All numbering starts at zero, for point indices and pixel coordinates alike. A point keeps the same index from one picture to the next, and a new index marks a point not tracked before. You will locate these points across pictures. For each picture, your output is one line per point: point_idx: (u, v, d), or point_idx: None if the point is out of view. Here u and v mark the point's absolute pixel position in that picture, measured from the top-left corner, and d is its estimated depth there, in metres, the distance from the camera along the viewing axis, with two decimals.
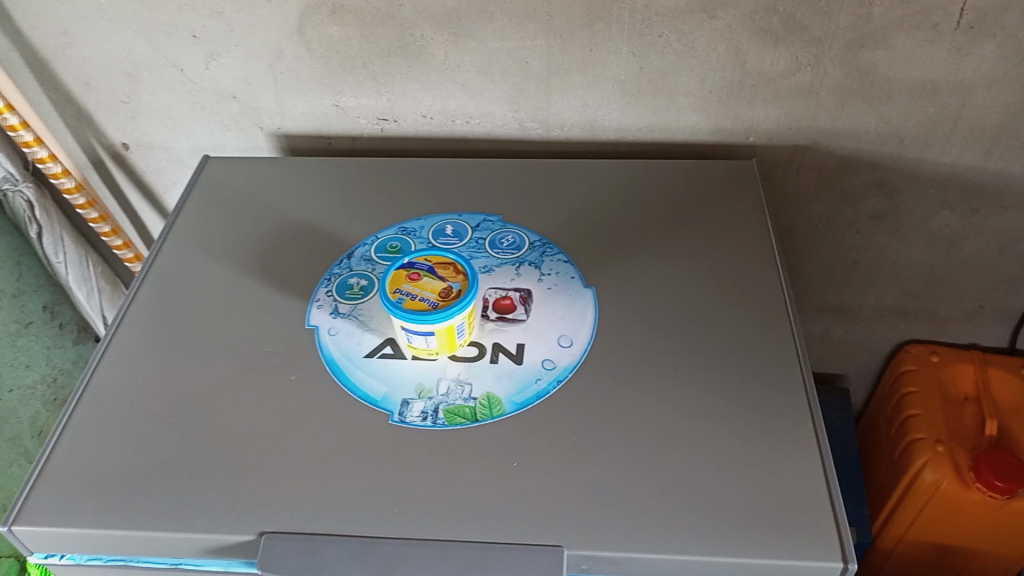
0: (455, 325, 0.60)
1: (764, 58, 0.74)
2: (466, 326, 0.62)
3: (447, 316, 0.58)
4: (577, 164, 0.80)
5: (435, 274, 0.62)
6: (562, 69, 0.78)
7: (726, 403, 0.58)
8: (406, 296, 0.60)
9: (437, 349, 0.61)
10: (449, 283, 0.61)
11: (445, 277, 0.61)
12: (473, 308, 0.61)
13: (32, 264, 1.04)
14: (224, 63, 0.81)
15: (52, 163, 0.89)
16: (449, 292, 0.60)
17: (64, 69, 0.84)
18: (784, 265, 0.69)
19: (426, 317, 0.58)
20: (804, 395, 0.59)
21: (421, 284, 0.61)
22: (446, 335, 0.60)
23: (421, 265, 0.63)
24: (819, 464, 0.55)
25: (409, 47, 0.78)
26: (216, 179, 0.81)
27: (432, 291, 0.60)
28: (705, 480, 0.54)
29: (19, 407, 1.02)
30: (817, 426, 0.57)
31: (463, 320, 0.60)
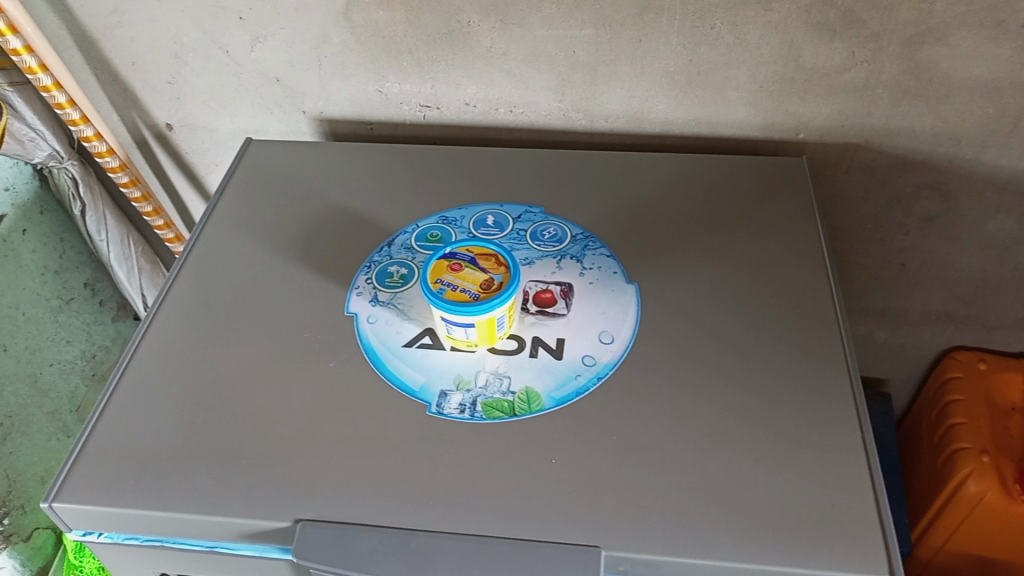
0: (496, 319, 0.59)
1: (819, 53, 0.72)
2: (507, 319, 0.61)
3: (489, 309, 0.58)
4: (623, 157, 0.79)
5: (476, 265, 0.61)
6: (610, 60, 0.76)
7: (770, 407, 0.57)
8: (447, 287, 0.59)
9: (477, 342, 0.61)
10: (491, 275, 0.60)
11: (487, 269, 0.61)
12: (515, 302, 0.60)
13: (75, 241, 1.05)
14: (269, 46, 0.81)
15: (97, 142, 0.89)
16: (490, 284, 0.59)
17: (112, 48, 0.84)
18: (834, 265, 0.67)
19: (468, 309, 0.58)
20: (852, 400, 0.57)
21: (462, 275, 0.60)
22: (486, 328, 0.60)
23: (463, 256, 0.62)
24: (867, 473, 0.53)
25: (454, 34, 0.77)
26: (258, 162, 0.81)
27: (473, 282, 0.60)
28: (749, 485, 0.53)
29: (59, 381, 1.04)
30: (865, 434, 0.55)
31: (503, 312, 0.59)
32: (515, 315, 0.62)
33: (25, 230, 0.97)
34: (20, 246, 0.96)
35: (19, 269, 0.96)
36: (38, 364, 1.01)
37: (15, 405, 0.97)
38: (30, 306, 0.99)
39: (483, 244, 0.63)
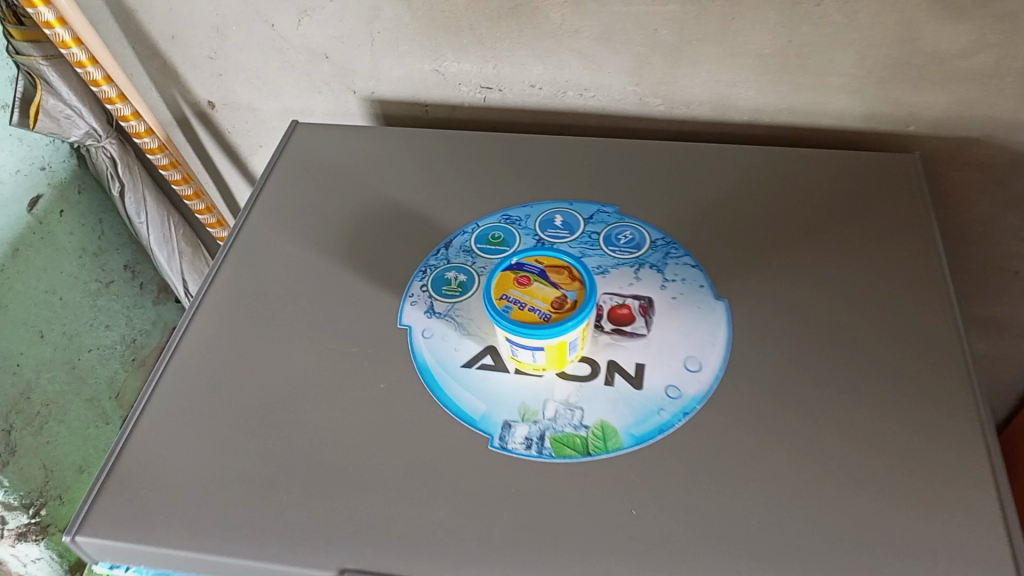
0: (568, 342, 0.52)
1: (941, 35, 0.63)
2: (579, 341, 0.54)
3: (560, 332, 0.51)
4: (707, 149, 0.70)
5: (547, 279, 0.54)
6: (695, 40, 0.68)
7: (886, 458, 0.49)
8: (513, 304, 0.52)
9: (544, 365, 0.54)
10: (563, 291, 0.53)
11: (558, 285, 0.53)
12: (590, 323, 0.53)
13: (114, 222, 1.00)
14: (317, 20, 0.74)
15: (135, 121, 0.83)
16: (562, 303, 0.52)
17: (150, 20, 0.77)
18: (955, 288, 0.59)
19: (535, 331, 0.51)
20: (985, 456, 0.49)
21: (530, 291, 0.53)
22: (556, 351, 0.53)
23: (531, 268, 0.55)
24: (1006, 548, 0.45)
25: (521, 9, 0.68)
26: (304, 147, 0.74)
27: (543, 299, 0.53)
28: (865, 553, 0.45)
29: (98, 367, 1.00)
30: (1002, 498, 0.47)
31: (577, 335, 0.52)
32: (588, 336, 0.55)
33: (61, 211, 0.92)
34: (55, 227, 0.91)
35: (54, 252, 0.92)
36: (77, 350, 0.97)
37: (52, 393, 0.93)
38: (67, 290, 0.94)
39: (555, 255, 0.55)
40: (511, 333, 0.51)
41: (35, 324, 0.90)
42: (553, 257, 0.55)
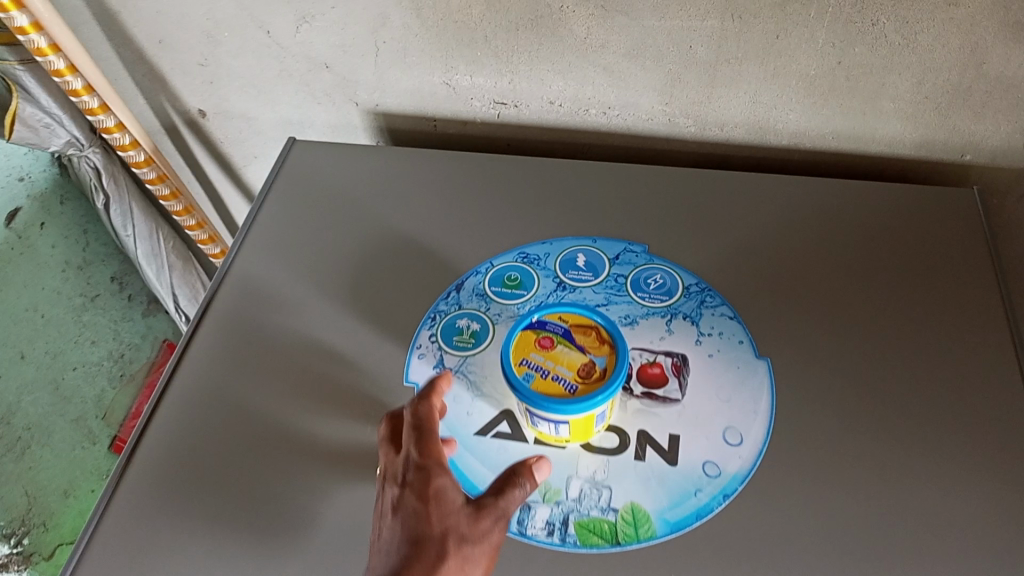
0: (594, 415, 0.47)
1: (1011, 60, 0.56)
2: (607, 412, 0.48)
3: (585, 407, 0.45)
4: (745, 179, 0.65)
5: (572, 341, 0.48)
6: (734, 58, 0.61)
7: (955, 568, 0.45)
8: (534, 371, 0.47)
9: (567, 438, 0.48)
10: (591, 357, 0.47)
11: (584, 349, 0.48)
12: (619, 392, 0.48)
13: (99, 232, 0.95)
14: (317, 27, 0.67)
15: (120, 134, 0.78)
16: (589, 371, 0.47)
17: (135, 23, 0.70)
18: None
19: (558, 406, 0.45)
20: None
21: (553, 354, 0.47)
22: (580, 425, 0.47)
23: (554, 326, 0.49)
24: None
25: (542, 21, 0.62)
26: (302, 167, 0.68)
27: (568, 366, 0.47)
28: None
29: (83, 386, 0.95)
30: None
31: (606, 407, 0.47)
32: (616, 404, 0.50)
33: (42, 224, 0.87)
34: None
35: None
36: (59, 369, 0.92)
37: (32, 415, 0.89)
38: (47, 308, 0.90)
39: (582, 312, 0.50)
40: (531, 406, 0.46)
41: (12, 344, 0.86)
42: (579, 314, 0.50)
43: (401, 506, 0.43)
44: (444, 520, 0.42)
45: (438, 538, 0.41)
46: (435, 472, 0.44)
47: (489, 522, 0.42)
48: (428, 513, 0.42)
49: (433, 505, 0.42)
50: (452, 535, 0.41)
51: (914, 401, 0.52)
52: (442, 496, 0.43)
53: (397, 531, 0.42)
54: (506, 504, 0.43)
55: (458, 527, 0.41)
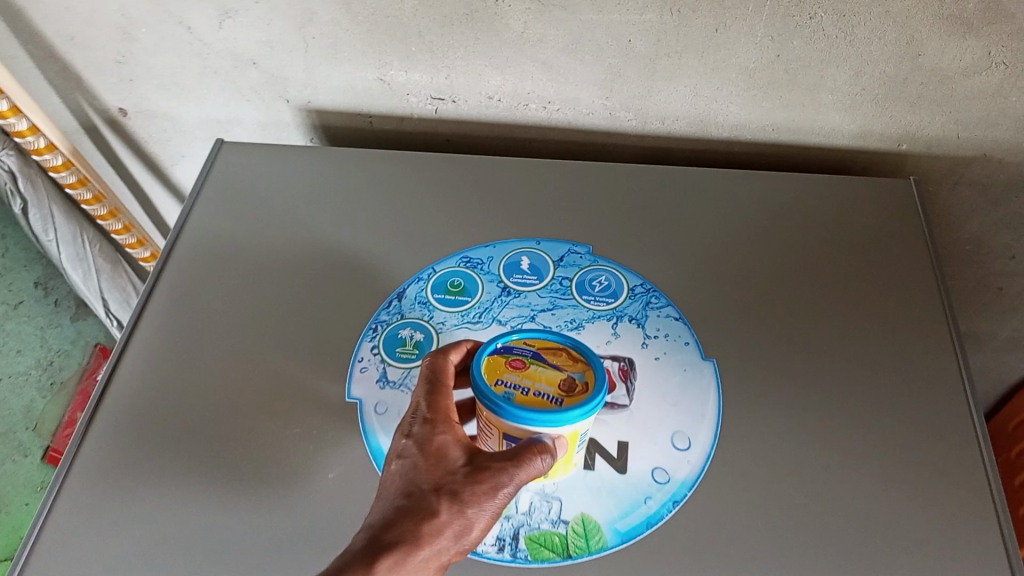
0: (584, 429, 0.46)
1: (945, 52, 0.57)
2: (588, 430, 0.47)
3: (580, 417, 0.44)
4: (687, 173, 0.64)
5: (545, 360, 0.47)
6: (674, 52, 0.60)
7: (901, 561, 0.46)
8: (515, 389, 0.45)
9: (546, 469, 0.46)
10: (568, 373, 0.46)
11: (561, 364, 0.47)
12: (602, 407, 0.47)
13: (20, 236, 0.89)
14: (241, 22, 0.64)
15: (33, 137, 0.74)
16: (571, 383, 0.46)
17: (43, 19, 0.66)
18: (966, 349, 0.55)
19: (556, 416, 0.43)
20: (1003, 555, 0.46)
21: (529, 372, 0.46)
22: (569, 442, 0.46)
23: (523, 348, 0.47)
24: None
25: (478, 15, 0.60)
26: (237, 176, 0.68)
27: (548, 381, 0.46)
28: None
29: (9, 398, 0.91)
30: None
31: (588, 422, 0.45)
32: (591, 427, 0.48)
33: None
34: None
35: None
36: None
37: None
38: None
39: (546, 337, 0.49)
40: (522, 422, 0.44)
41: None
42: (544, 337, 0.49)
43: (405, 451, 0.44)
44: (446, 473, 0.42)
45: (431, 489, 0.42)
46: (443, 426, 0.44)
47: (493, 484, 0.42)
48: (426, 464, 0.43)
49: (438, 456, 0.43)
50: (446, 488, 0.42)
51: (859, 397, 0.52)
52: (447, 450, 0.43)
53: (398, 475, 0.43)
54: (509, 471, 0.42)
55: (454, 483, 0.42)
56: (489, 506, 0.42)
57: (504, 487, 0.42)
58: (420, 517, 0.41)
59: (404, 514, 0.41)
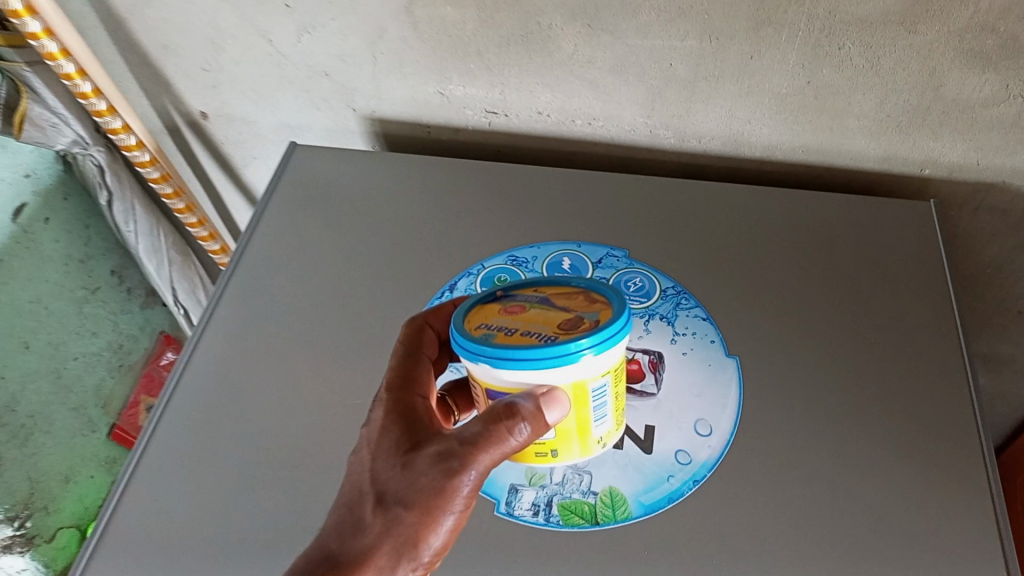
0: (590, 379, 0.42)
1: (965, 84, 0.61)
2: (604, 393, 0.44)
3: (573, 353, 0.39)
4: (720, 188, 0.69)
5: (546, 305, 0.42)
6: (712, 75, 0.65)
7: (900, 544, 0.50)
8: (499, 330, 0.41)
9: (553, 442, 0.45)
10: (568, 315, 0.41)
11: (566, 306, 0.43)
12: (619, 358, 0.43)
13: (102, 227, 0.97)
14: (318, 37, 0.71)
15: (126, 135, 0.80)
16: (571, 321, 0.41)
17: (142, 29, 0.74)
18: (973, 359, 0.58)
19: (538, 352, 0.39)
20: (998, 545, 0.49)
21: (524, 314, 0.42)
22: (572, 397, 0.42)
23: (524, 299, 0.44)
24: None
25: (532, 36, 0.66)
26: (307, 176, 0.75)
27: (544, 322, 0.41)
28: None
29: (84, 375, 0.99)
30: None
31: (588, 363, 0.40)
32: (619, 403, 0.47)
33: (46, 219, 0.89)
34: (40, 236, 0.88)
35: (40, 261, 0.89)
36: (62, 359, 0.95)
37: (37, 404, 0.92)
38: (52, 298, 0.92)
39: (560, 284, 0.45)
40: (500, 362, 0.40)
41: (19, 335, 0.88)
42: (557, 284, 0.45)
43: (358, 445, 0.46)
44: (386, 468, 0.43)
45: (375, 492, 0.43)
46: (394, 412, 0.46)
47: (431, 476, 0.42)
48: (372, 465, 0.44)
49: (383, 449, 0.44)
50: (387, 489, 0.43)
51: (871, 398, 0.56)
52: (393, 441, 0.44)
53: (353, 472, 0.45)
54: (451, 460, 0.41)
55: (393, 482, 0.43)
56: (430, 500, 0.42)
57: (444, 478, 0.41)
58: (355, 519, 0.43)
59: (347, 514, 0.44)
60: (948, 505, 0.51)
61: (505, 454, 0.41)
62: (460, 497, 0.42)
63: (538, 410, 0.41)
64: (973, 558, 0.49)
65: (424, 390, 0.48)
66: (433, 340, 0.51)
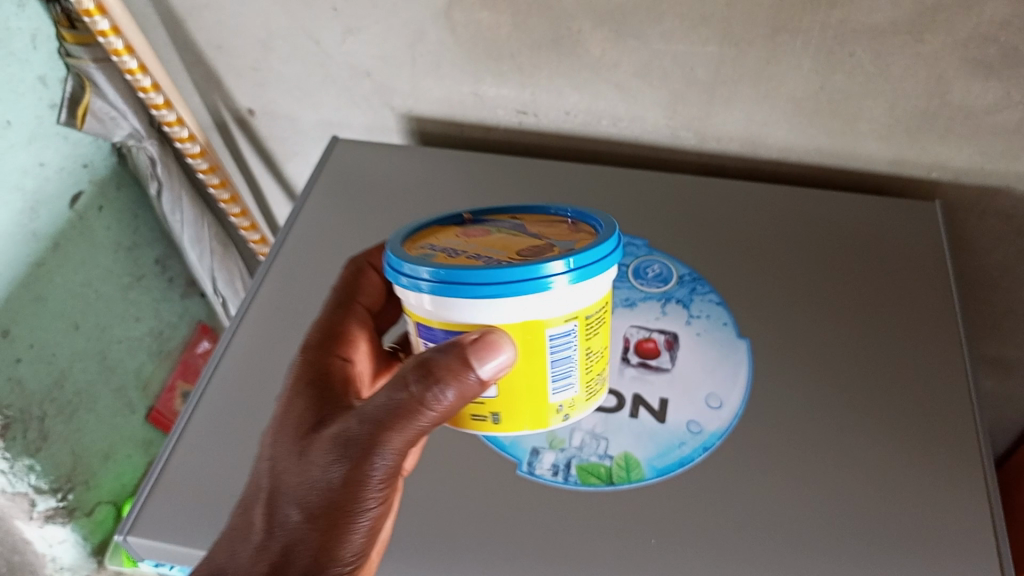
0: (550, 320, 0.41)
1: (970, 91, 0.64)
2: (565, 351, 0.43)
3: (541, 279, 0.38)
4: (737, 187, 0.73)
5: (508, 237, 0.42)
6: (731, 80, 0.70)
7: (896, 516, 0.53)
8: (446, 253, 0.41)
9: (497, 401, 0.45)
10: (526, 248, 0.41)
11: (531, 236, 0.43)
12: (591, 306, 0.42)
13: (149, 218, 1.03)
14: (362, 39, 0.76)
15: (179, 128, 0.86)
16: (534, 247, 0.41)
17: (198, 29, 0.80)
18: (973, 351, 0.61)
19: (498, 275, 0.38)
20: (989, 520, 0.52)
21: (478, 241, 0.42)
22: (527, 341, 0.42)
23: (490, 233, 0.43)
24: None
25: (562, 41, 0.71)
26: (346, 168, 0.79)
27: (497, 249, 0.41)
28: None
29: (126, 358, 1.04)
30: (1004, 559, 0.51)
31: (532, 297, 0.39)
32: (587, 373, 0.46)
33: (100, 207, 0.94)
34: (94, 223, 0.94)
35: (91, 246, 0.94)
36: (107, 341, 1.00)
37: (83, 383, 0.97)
38: (102, 282, 0.97)
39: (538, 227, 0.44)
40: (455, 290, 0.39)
41: (70, 317, 0.93)
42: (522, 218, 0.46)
43: (270, 429, 0.49)
44: (297, 451, 0.46)
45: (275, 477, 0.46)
46: (308, 386, 0.49)
47: (333, 452, 0.44)
48: (275, 450, 0.47)
49: (295, 430, 0.47)
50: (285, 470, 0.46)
51: (873, 381, 0.59)
52: (306, 421, 0.47)
53: (260, 460, 0.49)
54: (352, 440, 0.44)
55: (292, 464, 0.46)
56: (338, 474, 0.44)
57: (348, 453, 0.44)
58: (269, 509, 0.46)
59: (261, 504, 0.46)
60: (939, 481, 0.54)
61: (415, 419, 0.43)
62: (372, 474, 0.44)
63: (457, 367, 0.41)
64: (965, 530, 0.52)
65: (332, 364, 0.51)
66: (369, 286, 0.59)
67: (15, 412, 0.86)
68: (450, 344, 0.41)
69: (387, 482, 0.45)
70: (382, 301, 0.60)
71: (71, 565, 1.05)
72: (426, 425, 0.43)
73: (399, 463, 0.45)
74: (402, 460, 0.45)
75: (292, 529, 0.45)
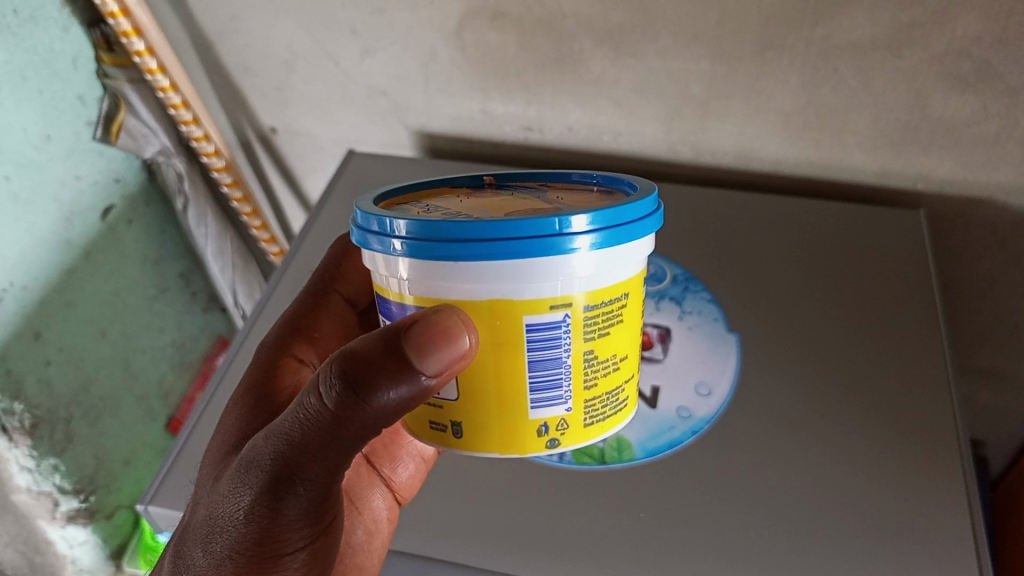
0: (536, 303, 0.39)
1: (948, 104, 0.68)
2: (552, 350, 0.42)
3: (538, 240, 0.37)
4: (730, 196, 0.78)
5: (499, 203, 0.43)
6: (723, 95, 0.74)
7: (874, 493, 0.55)
8: (433, 211, 0.42)
9: (459, 407, 0.44)
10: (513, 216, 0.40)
11: (525, 202, 0.44)
12: (590, 295, 0.40)
13: (175, 233, 1.08)
14: (378, 59, 0.81)
15: (205, 143, 0.91)
16: (530, 210, 0.41)
17: (226, 51, 0.86)
18: (953, 347, 0.64)
19: (511, 233, 0.37)
20: (964, 498, 0.54)
21: (473, 204, 0.44)
22: (498, 327, 0.40)
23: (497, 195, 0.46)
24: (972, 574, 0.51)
25: (565, 59, 0.76)
26: (360, 179, 0.84)
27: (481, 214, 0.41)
28: (834, 562, 0.52)
29: (149, 366, 1.08)
30: (977, 534, 0.53)
31: (518, 258, 0.37)
32: (581, 390, 0.43)
33: (129, 221, 1.00)
34: (123, 235, 0.99)
35: (120, 257, 0.99)
36: (132, 350, 1.04)
37: (108, 388, 1.01)
38: (128, 293, 1.02)
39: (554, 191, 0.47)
40: (457, 249, 0.38)
41: (98, 324, 0.97)
42: (514, 191, 0.47)
43: (207, 454, 0.52)
44: (224, 470, 0.47)
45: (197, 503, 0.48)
46: (252, 395, 0.53)
47: (245, 468, 0.43)
48: (203, 476, 0.50)
49: (230, 447, 0.49)
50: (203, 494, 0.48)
51: (854, 373, 0.63)
52: (242, 436, 0.49)
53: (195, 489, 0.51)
54: (252, 458, 0.43)
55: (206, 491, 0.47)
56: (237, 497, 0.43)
57: (257, 468, 0.42)
58: (191, 532, 0.47)
59: (187, 527, 0.48)
60: (916, 462, 0.57)
61: (329, 430, 0.40)
62: (280, 495, 0.42)
63: (372, 363, 0.39)
64: (941, 504, 0.54)
65: (282, 378, 0.54)
66: (338, 300, 0.65)
67: (44, 413, 0.90)
68: (383, 338, 0.39)
69: (302, 506, 0.43)
70: (364, 287, 0.67)
71: (90, 568, 1.09)
72: (344, 439, 0.41)
73: (315, 486, 0.43)
74: (322, 482, 0.43)
75: (206, 555, 0.45)
